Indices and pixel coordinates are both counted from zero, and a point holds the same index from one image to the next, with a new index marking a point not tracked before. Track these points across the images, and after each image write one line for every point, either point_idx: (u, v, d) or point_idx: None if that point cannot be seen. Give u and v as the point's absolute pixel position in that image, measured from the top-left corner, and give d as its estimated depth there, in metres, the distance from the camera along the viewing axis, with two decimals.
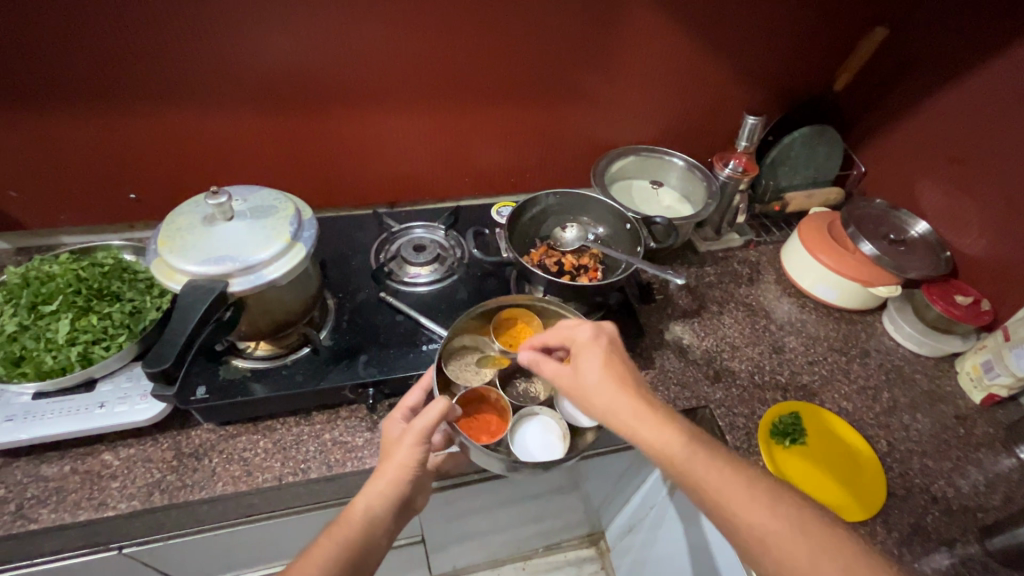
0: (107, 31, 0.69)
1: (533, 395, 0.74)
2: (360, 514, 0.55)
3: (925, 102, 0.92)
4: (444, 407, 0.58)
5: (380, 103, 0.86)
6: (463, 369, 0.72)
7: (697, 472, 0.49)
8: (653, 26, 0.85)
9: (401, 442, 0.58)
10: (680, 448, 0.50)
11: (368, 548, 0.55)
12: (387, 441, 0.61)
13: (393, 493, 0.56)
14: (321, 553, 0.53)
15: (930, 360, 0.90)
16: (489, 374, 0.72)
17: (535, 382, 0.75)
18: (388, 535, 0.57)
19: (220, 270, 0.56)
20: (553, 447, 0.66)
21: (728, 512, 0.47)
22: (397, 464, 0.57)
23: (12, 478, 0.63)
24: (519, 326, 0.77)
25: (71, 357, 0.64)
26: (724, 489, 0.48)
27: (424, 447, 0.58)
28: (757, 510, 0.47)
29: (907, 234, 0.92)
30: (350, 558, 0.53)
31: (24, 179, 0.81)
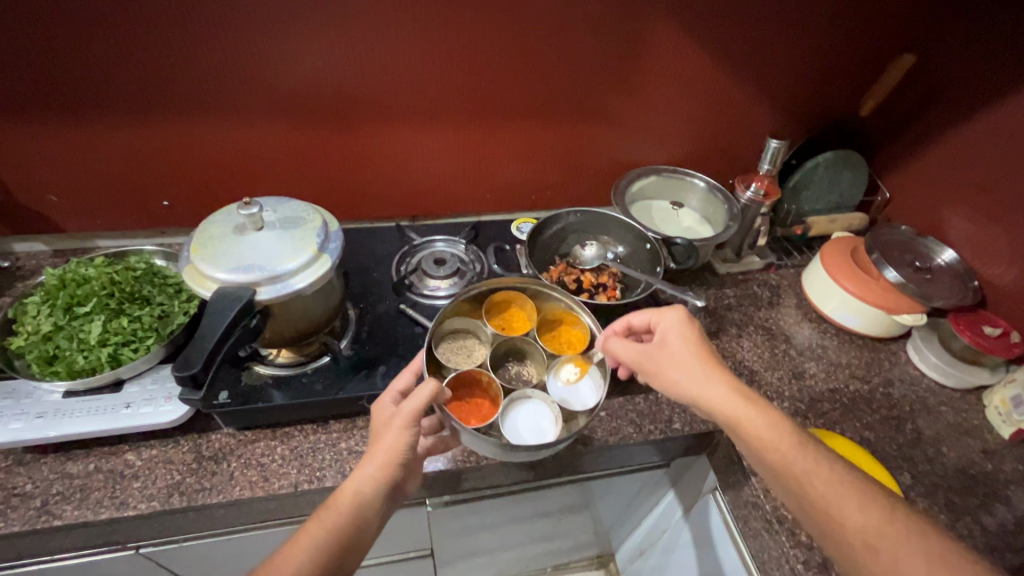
0: (152, 46, 0.72)
1: (525, 377, 0.76)
2: (349, 498, 0.55)
3: (952, 129, 0.91)
4: (433, 389, 0.59)
5: (406, 119, 0.88)
6: (454, 352, 0.74)
7: (764, 433, 0.56)
8: (677, 50, 0.87)
9: (391, 425, 0.59)
10: (749, 412, 0.58)
11: (359, 532, 0.54)
12: (377, 423, 0.62)
13: (382, 477, 0.56)
14: (311, 536, 0.53)
15: (956, 392, 0.87)
16: (480, 357, 0.74)
17: (527, 365, 0.78)
18: (379, 518, 0.57)
19: (249, 278, 0.57)
20: (545, 431, 0.67)
21: (789, 467, 0.54)
22: (387, 448, 0.58)
23: (39, 474, 0.65)
24: (512, 309, 0.79)
25: (102, 358, 0.67)
26: (787, 449, 0.55)
27: (413, 430, 0.59)
28: (816, 468, 0.54)
29: (933, 262, 0.91)
30: (339, 543, 0.53)
31: (66, 184, 0.85)
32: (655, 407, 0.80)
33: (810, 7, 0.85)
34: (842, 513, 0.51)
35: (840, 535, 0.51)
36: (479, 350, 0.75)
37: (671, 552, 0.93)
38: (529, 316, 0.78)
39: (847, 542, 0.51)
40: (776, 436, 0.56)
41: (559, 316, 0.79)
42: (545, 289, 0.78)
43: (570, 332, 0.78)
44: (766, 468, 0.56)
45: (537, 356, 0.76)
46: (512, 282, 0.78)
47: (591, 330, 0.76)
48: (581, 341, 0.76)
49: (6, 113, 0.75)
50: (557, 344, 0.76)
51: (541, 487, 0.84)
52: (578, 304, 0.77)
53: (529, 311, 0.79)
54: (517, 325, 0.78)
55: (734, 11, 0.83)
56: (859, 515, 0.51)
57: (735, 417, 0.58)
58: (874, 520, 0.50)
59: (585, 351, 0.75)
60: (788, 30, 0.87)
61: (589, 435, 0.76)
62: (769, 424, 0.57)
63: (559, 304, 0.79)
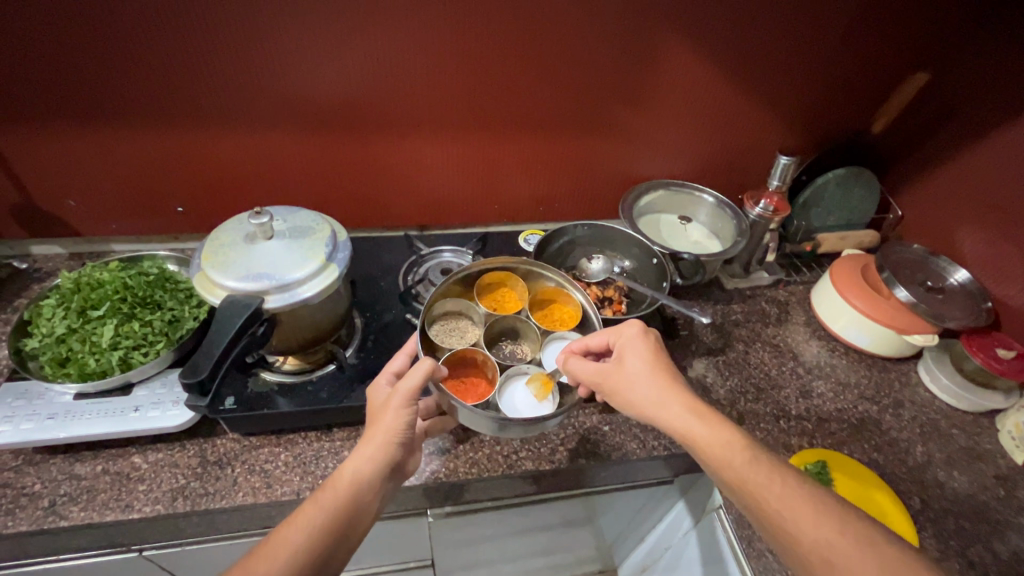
0: (172, 57, 0.74)
1: (519, 355, 0.78)
2: (349, 478, 0.56)
3: (966, 149, 0.90)
4: (430, 367, 0.60)
5: (417, 130, 0.89)
6: (447, 333, 0.76)
7: (719, 450, 0.55)
8: (687, 66, 0.87)
9: (388, 405, 0.60)
10: (702, 430, 0.56)
11: (357, 511, 0.55)
12: (374, 405, 0.63)
13: (382, 456, 0.57)
14: (307, 517, 0.53)
15: (968, 415, 0.86)
16: (473, 338, 0.76)
17: (521, 344, 0.79)
18: (379, 499, 0.57)
19: (258, 287, 0.58)
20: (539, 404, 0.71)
21: (746, 487, 0.53)
22: (384, 427, 0.58)
23: (48, 474, 0.66)
24: (502, 290, 0.81)
25: (112, 361, 0.68)
26: (743, 466, 0.54)
27: (411, 410, 0.60)
28: (772, 485, 0.53)
29: (944, 282, 0.89)
30: (337, 524, 0.53)
31: (84, 189, 0.87)
32: None
33: (821, 26, 0.85)
34: (795, 530, 0.51)
35: (798, 552, 0.50)
36: (472, 331, 0.77)
37: (674, 570, 0.92)
38: (520, 296, 0.81)
39: (804, 558, 0.50)
40: (729, 453, 0.55)
41: (549, 295, 0.82)
42: (535, 268, 0.80)
43: (561, 309, 0.81)
44: (724, 486, 0.55)
45: (530, 334, 0.78)
46: (501, 262, 0.80)
47: (581, 306, 0.79)
48: (573, 318, 0.79)
49: (29, 120, 0.77)
50: (549, 322, 0.80)
51: (543, 500, 0.84)
52: (569, 281, 0.79)
53: (519, 292, 0.81)
54: (510, 305, 0.80)
55: (745, 29, 0.83)
56: (815, 532, 0.50)
57: (691, 436, 0.57)
58: (880, 546, 0.49)
59: (577, 326, 0.79)
60: (799, 48, 0.87)
61: (592, 449, 0.76)
62: (721, 441, 0.56)
63: (550, 283, 0.81)
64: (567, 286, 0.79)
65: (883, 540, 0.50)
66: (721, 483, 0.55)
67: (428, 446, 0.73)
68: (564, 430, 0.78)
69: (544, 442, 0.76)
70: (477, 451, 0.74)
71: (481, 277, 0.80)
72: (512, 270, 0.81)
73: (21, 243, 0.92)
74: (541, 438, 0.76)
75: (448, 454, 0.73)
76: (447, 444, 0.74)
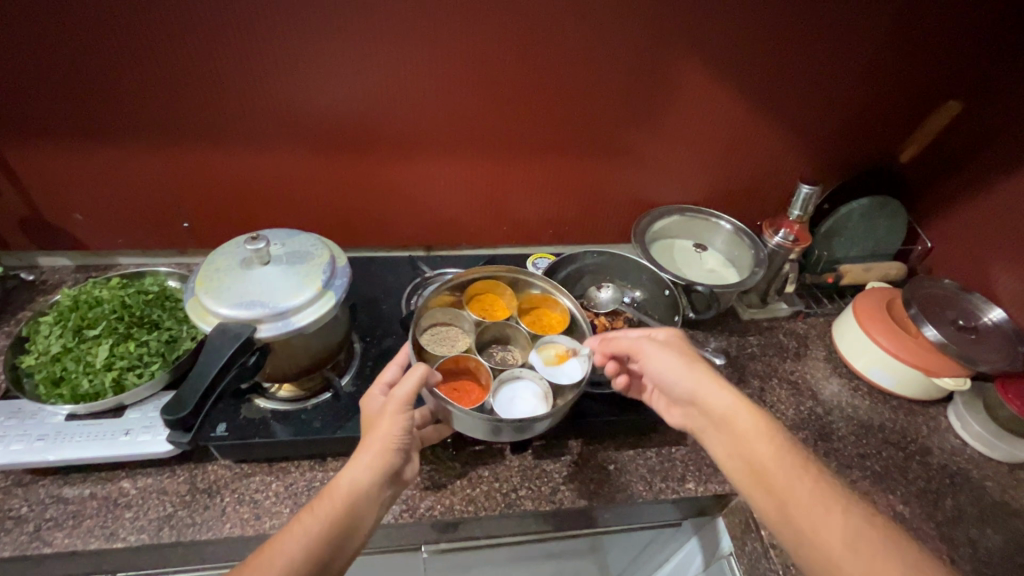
0: (180, 77, 0.74)
1: (510, 361, 0.76)
2: (345, 487, 0.53)
3: (1002, 182, 0.85)
4: (423, 372, 0.59)
5: (425, 151, 0.88)
6: (437, 342, 0.74)
7: (755, 436, 0.57)
8: (706, 90, 0.84)
9: (385, 411, 0.57)
10: (741, 414, 0.59)
11: (356, 520, 0.52)
12: (367, 415, 0.60)
13: (379, 464, 0.54)
14: (302, 528, 0.50)
15: (1003, 466, 0.80)
16: (464, 346, 0.74)
17: (512, 350, 0.78)
18: (377, 509, 0.54)
19: (251, 315, 0.56)
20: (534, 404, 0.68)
21: (775, 481, 0.54)
22: (380, 435, 0.56)
23: (35, 496, 0.64)
24: (489, 298, 0.80)
25: (106, 383, 0.66)
26: (774, 458, 0.55)
27: (407, 416, 0.58)
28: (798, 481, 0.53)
29: (979, 321, 0.83)
30: (335, 532, 0.51)
31: (91, 204, 0.87)
32: (667, 463, 0.76)
33: (847, 52, 0.81)
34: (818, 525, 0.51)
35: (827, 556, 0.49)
36: (462, 339, 0.75)
37: None
38: (508, 303, 0.80)
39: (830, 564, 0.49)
40: (767, 447, 0.56)
41: (535, 302, 0.81)
42: (521, 277, 0.80)
43: (548, 315, 0.80)
44: (754, 477, 0.55)
45: (520, 339, 0.76)
46: (488, 271, 0.79)
47: (569, 311, 0.78)
48: (561, 323, 0.78)
49: (40, 134, 0.77)
50: (538, 327, 0.78)
51: (544, 539, 0.80)
52: (556, 287, 0.78)
53: (507, 299, 0.80)
54: (499, 312, 0.79)
55: (767, 54, 0.80)
56: (846, 535, 0.50)
57: (731, 421, 0.59)
58: None
59: (566, 330, 0.77)
60: (824, 73, 0.83)
61: (595, 491, 0.72)
62: (759, 429, 0.57)
63: (535, 290, 0.80)
64: (554, 291, 0.78)
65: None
66: (751, 478, 0.55)
67: (423, 480, 0.71)
68: (567, 467, 0.74)
69: (545, 481, 0.72)
70: (475, 488, 0.71)
71: (468, 287, 0.79)
72: (499, 278, 0.80)
73: (28, 255, 0.92)
74: (541, 476, 0.73)
75: (444, 490, 0.70)
76: (444, 479, 0.71)
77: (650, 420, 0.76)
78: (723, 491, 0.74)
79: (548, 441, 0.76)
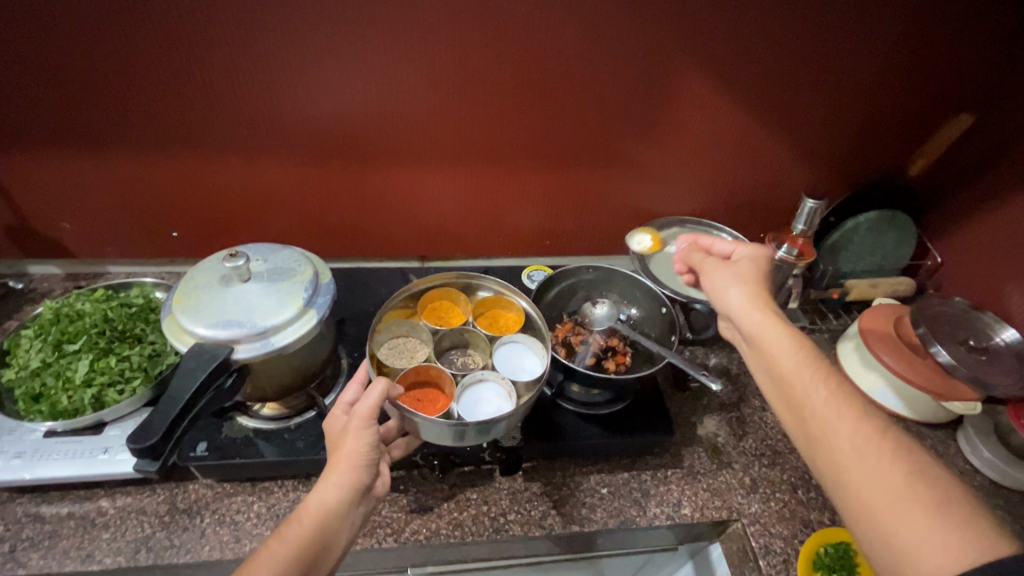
0: (167, 85, 0.72)
1: (471, 366, 0.73)
2: (314, 508, 0.50)
3: (1017, 198, 0.82)
4: (385, 387, 0.56)
5: (419, 161, 0.85)
6: (397, 355, 0.71)
7: (783, 352, 0.55)
8: (707, 100, 0.81)
9: (348, 430, 0.55)
10: (773, 334, 0.57)
11: (327, 542, 0.50)
12: (330, 437, 0.57)
13: (348, 482, 0.52)
14: (270, 554, 0.48)
15: (1014, 494, 0.77)
16: (423, 356, 0.71)
17: (472, 354, 0.75)
18: (349, 527, 0.52)
19: (228, 335, 0.54)
20: (501, 404, 0.66)
21: (796, 392, 0.53)
22: (347, 452, 0.53)
23: (12, 516, 0.63)
24: (443, 305, 0.78)
25: (85, 400, 0.65)
26: (797, 371, 0.54)
27: (373, 430, 0.55)
28: (816, 389, 0.52)
29: (990, 342, 0.80)
30: (306, 557, 0.48)
31: (79, 212, 0.85)
32: (662, 487, 0.73)
33: (856, 61, 0.78)
34: (829, 432, 0.50)
35: (846, 481, 0.48)
36: (421, 349, 0.72)
37: None
38: (463, 309, 0.78)
39: (835, 463, 0.49)
40: (787, 361, 0.55)
41: (488, 305, 0.79)
42: (473, 280, 0.78)
43: (504, 316, 0.78)
44: (777, 391, 0.55)
45: (479, 343, 0.74)
46: (438, 278, 0.77)
47: (525, 311, 0.76)
48: (517, 322, 0.76)
49: (28, 143, 0.76)
50: (496, 330, 0.76)
51: (538, 562, 0.78)
52: (509, 287, 0.77)
53: (461, 305, 0.78)
54: (454, 318, 0.76)
55: (772, 64, 0.77)
56: (855, 437, 0.49)
57: (759, 340, 0.57)
58: None
59: (522, 329, 0.76)
60: (830, 83, 0.80)
61: (586, 516, 0.69)
62: (794, 348, 0.56)
63: (488, 293, 0.78)
64: (508, 292, 0.77)
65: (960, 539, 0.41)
66: (776, 392, 0.55)
67: (408, 503, 0.69)
68: (558, 490, 0.72)
69: (535, 505, 0.70)
70: (462, 511, 0.68)
71: (420, 298, 0.77)
72: (450, 285, 0.78)
73: (18, 263, 0.91)
74: (531, 499, 0.70)
75: (430, 513, 0.68)
76: (430, 501, 0.69)
77: (644, 443, 0.73)
78: (721, 518, 0.71)
79: (539, 462, 0.74)
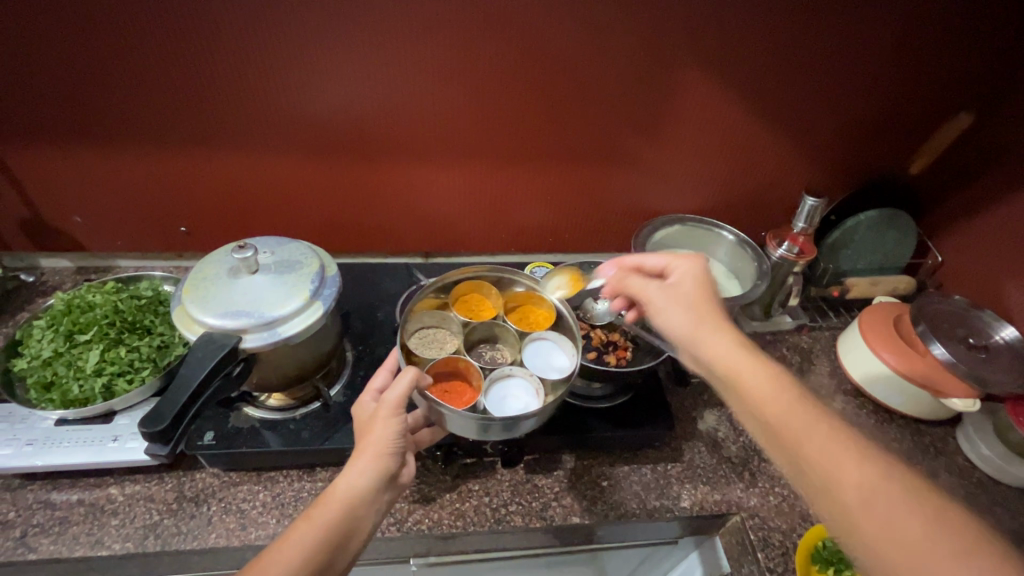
0: (176, 82, 0.74)
1: (500, 360, 0.74)
2: (342, 493, 0.52)
3: (1015, 196, 0.83)
4: (414, 375, 0.57)
5: (422, 157, 0.86)
6: (426, 346, 0.72)
7: (765, 393, 0.49)
8: (707, 98, 0.82)
9: (376, 416, 0.56)
10: (747, 371, 0.51)
11: (353, 527, 0.52)
12: (358, 423, 0.58)
13: (376, 468, 0.53)
14: (299, 534, 0.49)
15: (1013, 491, 0.77)
16: (453, 347, 0.73)
17: (501, 349, 0.77)
18: (375, 512, 0.53)
19: (236, 324, 0.56)
20: (529, 402, 0.67)
21: (798, 440, 0.46)
22: (375, 440, 0.54)
23: (23, 501, 0.64)
24: (475, 298, 0.79)
25: (95, 389, 0.66)
26: (791, 412, 0.47)
27: (400, 419, 0.56)
28: (818, 427, 0.46)
29: (989, 339, 0.80)
30: (332, 541, 0.50)
31: (90, 208, 0.87)
32: (662, 481, 0.74)
33: (855, 60, 0.79)
34: (840, 485, 0.43)
35: (836, 499, 0.43)
36: (451, 341, 0.74)
37: None
38: (494, 303, 0.79)
39: (852, 521, 0.42)
40: (775, 403, 0.48)
41: (521, 300, 0.80)
42: (507, 275, 0.79)
43: (534, 312, 0.79)
44: (765, 437, 0.49)
45: (509, 337, 0.75)
46: (470, 271, 0.77)
47: (556, 307, 0.76)
48: (548, 318, 0.77)
49: (40, 138, 0.78)
50: (526, 325, 0.77)
51: (540, 554, 0.78)
52: (541, 283, 0.77)
53: (493, 299, 0.79)
54: (484, 312, 0.77)
55: (772, 62, 0.78)
56: (868, 485, 0.42)
57: (733, 380, 0.51)
58: None
59: (553, 327, 0.76)
60: (830, 81, 0.81)
61: (587, 508, 0.70)
62: (773, 381, 0.50)
63: (520, 288, 0.79)
64: (539, 288, 0.77)
65: (953, 527, 0.40)
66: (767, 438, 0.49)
67: (412, 493, 0.69)
68: (559, 482, 0.72)
69: (537, 496, 0.71)
70: (464, 502, 0.69)
71: (454, 289, 0.78)
72: (484, 279, 0.79)
73: (30, 256, 0.93)
74: (533, 491, 0.71)
75: (433, 503, 0.69)
76: (433, 492, 0.70)
77: (646, 436, 0.74)
78: (720, 511, 0.72)
79: (540, 455, 0.75)
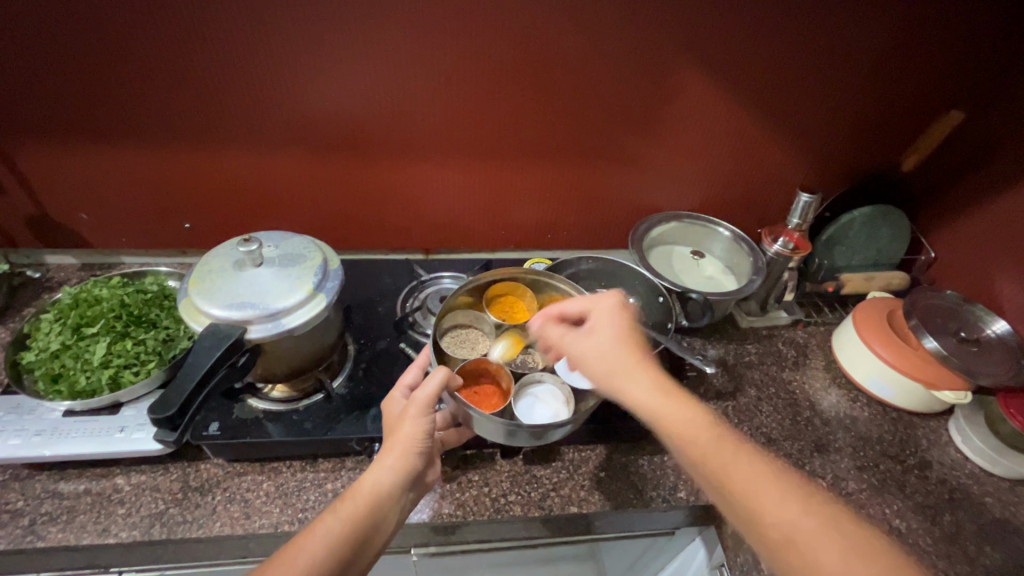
0: (180, 80, 0.75)
1: (531, 364, 0.76)
2: (368, 490, 0.53)
3: (1006, 191, 0.84)
4: (444, 376, 0.59)
5: (422, 155, 0.88)
6: (458, 345, 0.76)
7: (687, 430, 0.53)
8: (703, 96, 0.84)
9: (405, 414, 0.58)
10: (674, 412, 0.54)
11: (378, 523, 0.53)
12: (390, 417, 0.61)
13: (404, 466, 0.55)
14: (326, 529, 0.51)
15: (1004, 481, 0.79)
16: (484, 349, 0.76)
17: (533, 353, 0.78)
18: (399, 510, 0.55)
19: (241, 316, 0.57)
20: (558, 410, 0.70)
21: (722, 471, 0.50)
22: (403, 437, 0.56)
23: (32, 491, 0.66)
24: (511, 301, 0.81)
25: (102, 381, 0.67)
26: (712, 445, 0.51)
27: (428, 418, 0.58)
28: (736, 455, 0.51)
29: (981, 333, 0.82)
30: (356, 535, 0.51)
31: (96, 205, 0.88)
32: (659, 472, 0.75)
33: (847, 58, 0.80)
34: (760, 508, 0.48)
35: (757, 526, 0.48)
36: (483, 342, 0.77)
37: None
38: (529, 306, 0.80)
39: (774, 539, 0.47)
40: (701, 436, 0.52)
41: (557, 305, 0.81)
42: (543, 278, 0.80)
43: None
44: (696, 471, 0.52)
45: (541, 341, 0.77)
46: (505, 273, 0.80)
47: None
48: None
49: (46, 136, 0.79)
50: None
51: (537, 544, 0.79)
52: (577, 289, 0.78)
53: (528, 302, 0.81)
54: (518, 315, 0.79)
55: (765, 61, 0.79)
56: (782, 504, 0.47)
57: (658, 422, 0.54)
58: None
59: None
60: (823, 79, 0.82)
61: (585, 498, 0.71)
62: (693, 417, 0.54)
63: (558, 292, 0.80)
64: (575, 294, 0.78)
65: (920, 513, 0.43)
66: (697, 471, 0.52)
67: None
68: (557, 473, 0.74)
69: (535, 487, 0.72)
70: (464, 492, 0.71)
71: (489, 290, 0.81)
72: (519, 281, 0.81)
73: (36, 253, 0.94)
74: (532, 482, 0.72)
75: (434, 494, 0.70)
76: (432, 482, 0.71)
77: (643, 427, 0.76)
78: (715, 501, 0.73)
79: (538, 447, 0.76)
